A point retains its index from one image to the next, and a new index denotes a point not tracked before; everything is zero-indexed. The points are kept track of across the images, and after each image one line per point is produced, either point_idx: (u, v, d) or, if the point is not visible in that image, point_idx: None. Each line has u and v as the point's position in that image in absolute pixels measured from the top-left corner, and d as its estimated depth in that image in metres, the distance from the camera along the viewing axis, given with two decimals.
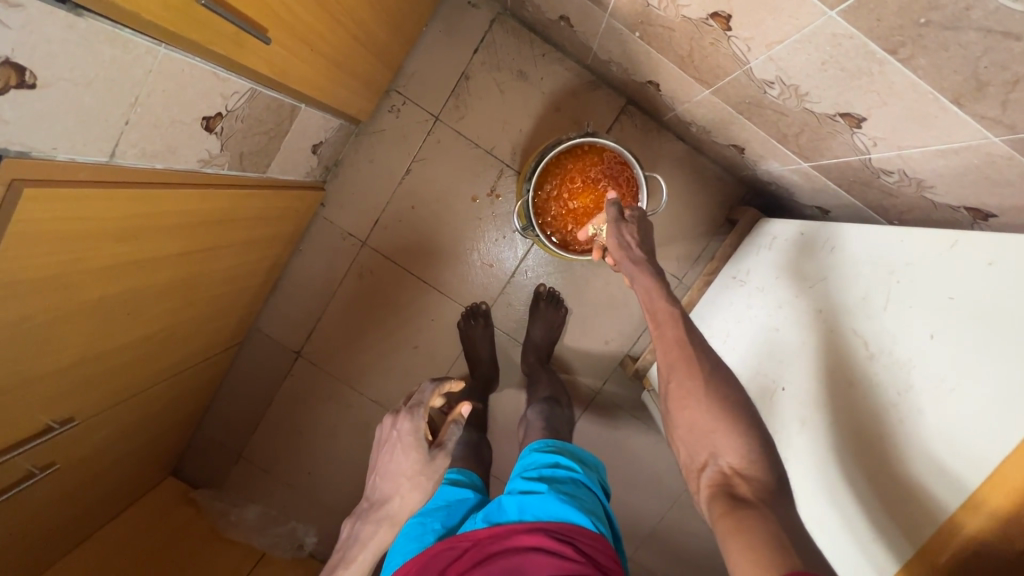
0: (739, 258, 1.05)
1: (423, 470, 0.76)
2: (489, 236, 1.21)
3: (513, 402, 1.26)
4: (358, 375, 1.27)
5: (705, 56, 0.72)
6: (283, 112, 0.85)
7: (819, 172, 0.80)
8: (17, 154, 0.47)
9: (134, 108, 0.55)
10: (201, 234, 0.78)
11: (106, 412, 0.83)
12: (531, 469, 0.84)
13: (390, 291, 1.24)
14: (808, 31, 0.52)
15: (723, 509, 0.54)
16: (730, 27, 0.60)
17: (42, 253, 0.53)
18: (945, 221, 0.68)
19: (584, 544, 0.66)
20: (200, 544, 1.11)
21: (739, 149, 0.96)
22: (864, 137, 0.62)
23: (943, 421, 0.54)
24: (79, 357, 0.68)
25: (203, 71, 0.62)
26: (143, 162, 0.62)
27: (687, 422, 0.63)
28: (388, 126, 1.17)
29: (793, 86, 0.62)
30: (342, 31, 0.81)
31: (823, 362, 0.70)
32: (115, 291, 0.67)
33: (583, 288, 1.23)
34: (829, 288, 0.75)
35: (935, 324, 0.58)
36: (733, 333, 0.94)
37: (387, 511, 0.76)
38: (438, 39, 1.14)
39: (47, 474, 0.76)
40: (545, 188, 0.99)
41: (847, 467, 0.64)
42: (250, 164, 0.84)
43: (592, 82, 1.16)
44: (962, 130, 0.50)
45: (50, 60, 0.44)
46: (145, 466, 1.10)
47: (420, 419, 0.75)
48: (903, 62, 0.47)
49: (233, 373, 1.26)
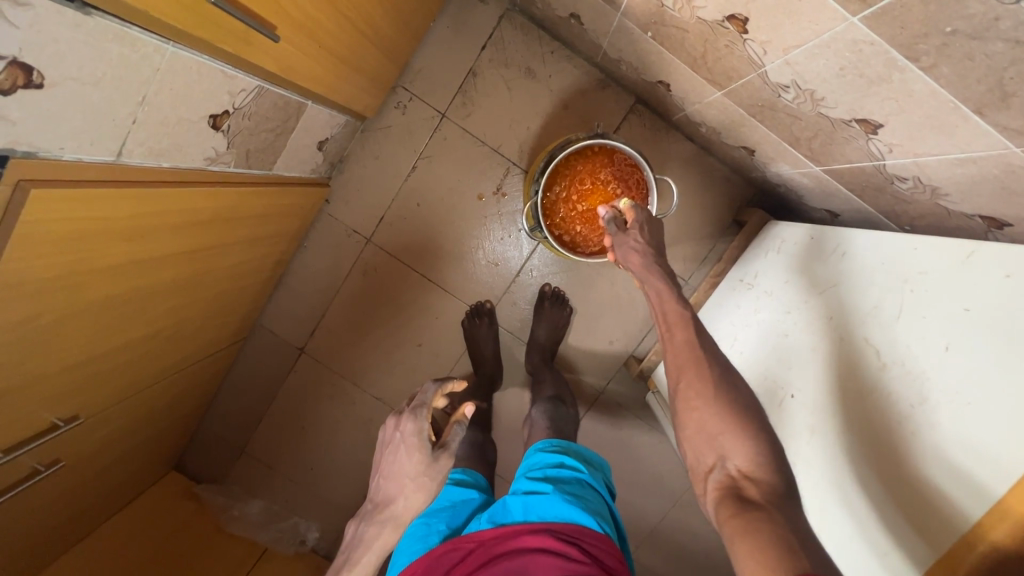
0: (747, 261, 1.05)
1: (427, 471, 0.75)
2: (494, 234, 1.21)
3: (516, 401, 1.26)
4: (362, 372, 1.26)
5: (718, 58, 0.71)
6: (290, 109, 0.84)
7: (831, 177, 0.79)
8: (24, 155, 0.46)
9: (141, 107, 0.54)
10: (205, 233, 0.78)
11: (111, 410, 0.83)
12: (535, 469, 0.84)
13: (394, 289, 1.23)
14: (828, 37, 0.51)
15: (731, 512, 0.54)
16: (747, 30, 0.59)
17: (48, 254, 0.52)
18: (959, 228, 0.67)
19: (589, 545, 0.66)
20: (203, 539, 1.11)
21: (750, 151, 0.95)
22: (879, 144, 0.62)
23: (957, 436, 0.54)
24: (84, 357, 0.68)
25: (212, 70, 0.61)
26: (149, 160, 0.61)
27: (695, 424, 0.62)
28: (394, 122, 1.16)
29: (809, 91, 0.62)
30: (350, 28, 0.80)
31: (834, 370, 0.70)
32: (122, 290, 0.67)
33: (588, 288, 1.23)
34: (840, 294, 0.74)
35: (949, 336, 0.57)
36: (740, 337, 0.93)
37: (392, 512, 0.76)
38: (446, 35, 1.13)
39: (52, 471, 0.76)
40: (554, 190, 0.99)
41: (858, 478, 0.64)
42: (256, 162, 0.83)
43: (601, 81, 1.14)
44: (982, 140, 0.49)
45: (59, 60, 0.44)
46: (149, 461, 1.10)
47: (424, 420, 0.75)
48: (925, 71, 0.46)
49: (237, 368, 1.26)
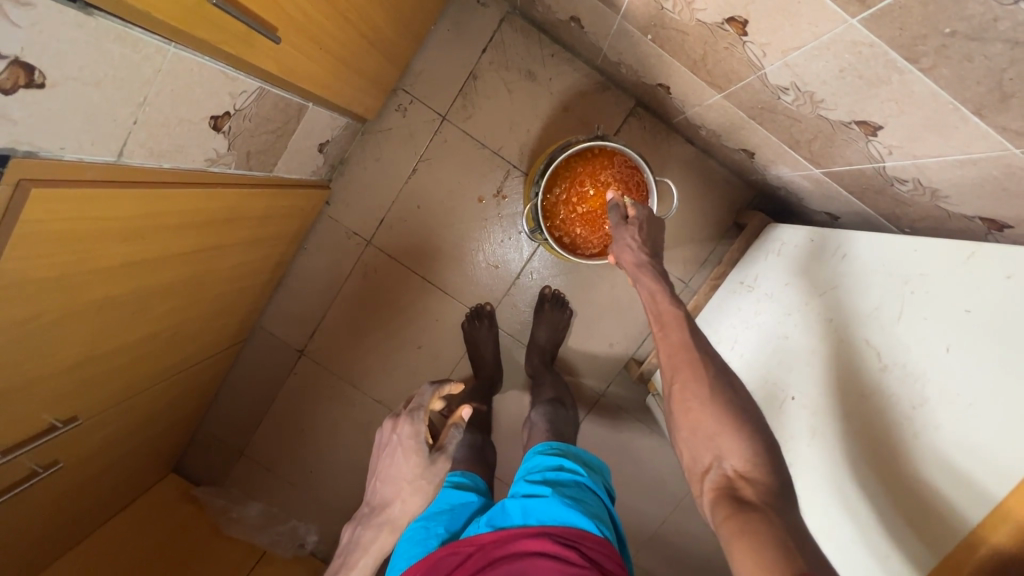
0: (747, 263, 1.04)
1: (424, 474, 0.75)
2: (494, 236, 1.21)
3: (516, 403, 1.26)
4: (362, 374, 1.26)
5: (719, 60, 0.71)
6: (291, 112, 0.84)
7: (831, 179, 0.79)
8: (25, 154, 0.47)
9: (142, 107, 0.55)
10: (206, 234, 0.78)
11: (110, 411, 0.83)
12: (535, 472, 0.84)
13: (395, 291, 1.23)
14: (827, 39, 0.51)
15: (727, 512, 0.53)
16: (746, 32, 0.60)
17: (50, 254, 0.53)
18: (959, 230, 0.67)
19: (588, 548, 0.66)
20: (201, 541, 1.10)
21: (750, 153, 0.95)
22: (879, 146, 0.62)
23: (957, 438, 0.53)
24: (84, 357, 0.68)
25: (213, 71, 0.61)
26: (150, 161, 0.61)
27: (691, 424, 0.62)
28: (394, 125, 1.17)
29: (808, 93, 0.62)
30: (351, 30, 0.80)
31: (834, 372, 0.70)
32: (122, 291, 0.67)
33: (588, 290, 1.23)
34: (841, 296, 0.74)
35: (950, 337, 0.57)
36: (740, 339, 0.93)
37: (388, 516, 0.76)
38: (447, 38, 1.13)
39: (50, 472, 0.76)
40: (554, 192, 0.99)
41: (858, 481, 0.64)
42: (257, 163, 0.84)
43: (601, 83, 1.15)
44: (982, 141, 0.49)
45: (60, 60, 0.44)
46: (148, 463, 1.10)
47: (420, 423, 0.75)
48: (924, 72, 0.46)
49: (236, 370, 1.26)
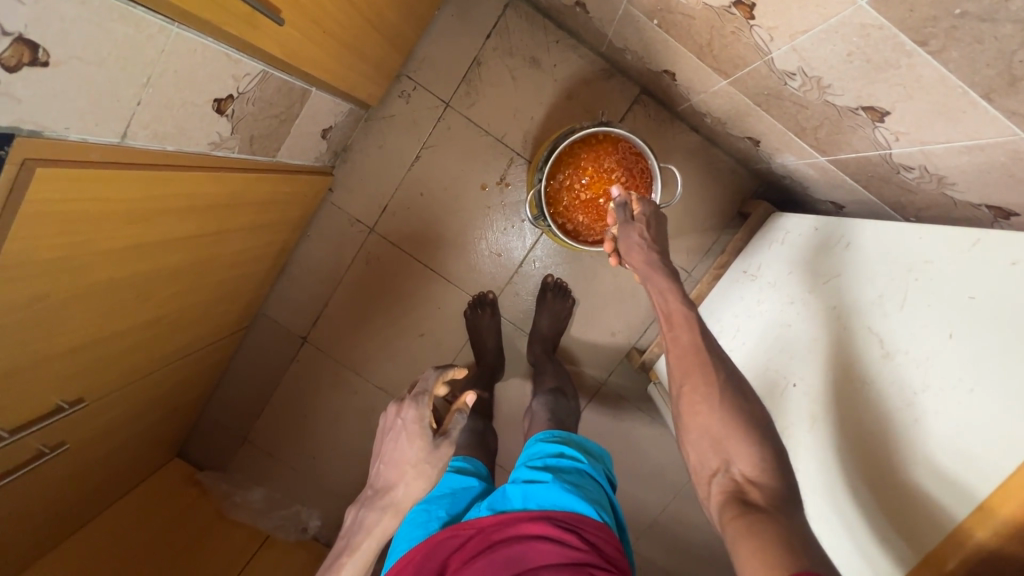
0: (751, 252, 1.04)
1: (429, 458, 0.73)
2: (497, 225, 1.21)
3: (517, 392, 1.26)
4: (364, 362, 1.27)
5: (725, 45, 0.71)
6: (294, 96, 0.84)
7: (837, 167, 0.79)
8: (30, 133, 0.46)
9: (146, 88, 0.55)
10: (211, 218, 0.78)
11: (115, 394, 0.83)
12: (536, 457, 0.84)
13: (397, 278, 1.23)
14: (835, 22, 0.50)
15: (733, 514, 0.54)
16: (754, 16, 0.59)
17: (54, 235, 0.52)
18: (966, 219, 0.67)
19: (588, 532, 0.66)
20: (204, 529, 1.11)
21: (755, 141, 0.95)
22: (886, 132, 0.61)
23: (955, 426, 0.54)
24: (90, 339, 0.68)
25: (215, 52, 0.61)
26: (153, 143, 0.61)
27: (699, 427, 0.62)
28: (398, 111, 1.16)
29: (815, 78, 0.61)
30: (356, 14, 0.80)
31: (836, 360, 0.70)
32: (127, 273, 0.67)
33: (590, 281, 1.23)
34: (844, 284, 0.74)
35: (953, 324, 0.57)
36: (742, 328, 0.93)
37: (392, 498, 0.73)
38: (450, 23, 1.13)
39: (58, 453, 0.76)
40: (557, 178, 0.99)
41: (852, 469, 0.64)
42: (260, 148, 0.83)
43: (606, 70, 1.14)
44: (991, 127, 0.48)
45: (64, 38, 0.44)
46: (152, 449, 1.11)
47: (425, 407, 0.73)
48: (933, 55, 0.46)
49: (239, 358, 1.26)
